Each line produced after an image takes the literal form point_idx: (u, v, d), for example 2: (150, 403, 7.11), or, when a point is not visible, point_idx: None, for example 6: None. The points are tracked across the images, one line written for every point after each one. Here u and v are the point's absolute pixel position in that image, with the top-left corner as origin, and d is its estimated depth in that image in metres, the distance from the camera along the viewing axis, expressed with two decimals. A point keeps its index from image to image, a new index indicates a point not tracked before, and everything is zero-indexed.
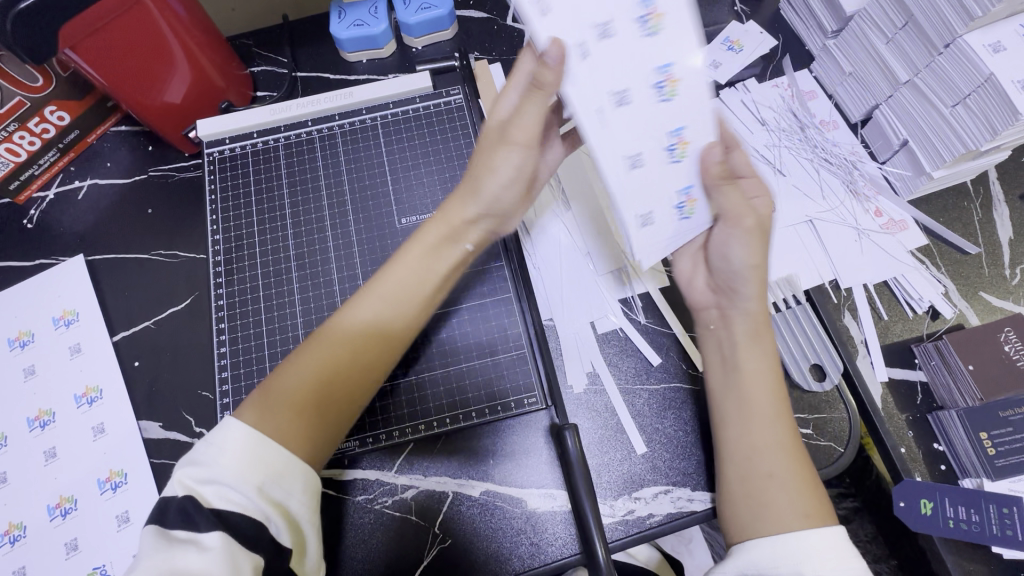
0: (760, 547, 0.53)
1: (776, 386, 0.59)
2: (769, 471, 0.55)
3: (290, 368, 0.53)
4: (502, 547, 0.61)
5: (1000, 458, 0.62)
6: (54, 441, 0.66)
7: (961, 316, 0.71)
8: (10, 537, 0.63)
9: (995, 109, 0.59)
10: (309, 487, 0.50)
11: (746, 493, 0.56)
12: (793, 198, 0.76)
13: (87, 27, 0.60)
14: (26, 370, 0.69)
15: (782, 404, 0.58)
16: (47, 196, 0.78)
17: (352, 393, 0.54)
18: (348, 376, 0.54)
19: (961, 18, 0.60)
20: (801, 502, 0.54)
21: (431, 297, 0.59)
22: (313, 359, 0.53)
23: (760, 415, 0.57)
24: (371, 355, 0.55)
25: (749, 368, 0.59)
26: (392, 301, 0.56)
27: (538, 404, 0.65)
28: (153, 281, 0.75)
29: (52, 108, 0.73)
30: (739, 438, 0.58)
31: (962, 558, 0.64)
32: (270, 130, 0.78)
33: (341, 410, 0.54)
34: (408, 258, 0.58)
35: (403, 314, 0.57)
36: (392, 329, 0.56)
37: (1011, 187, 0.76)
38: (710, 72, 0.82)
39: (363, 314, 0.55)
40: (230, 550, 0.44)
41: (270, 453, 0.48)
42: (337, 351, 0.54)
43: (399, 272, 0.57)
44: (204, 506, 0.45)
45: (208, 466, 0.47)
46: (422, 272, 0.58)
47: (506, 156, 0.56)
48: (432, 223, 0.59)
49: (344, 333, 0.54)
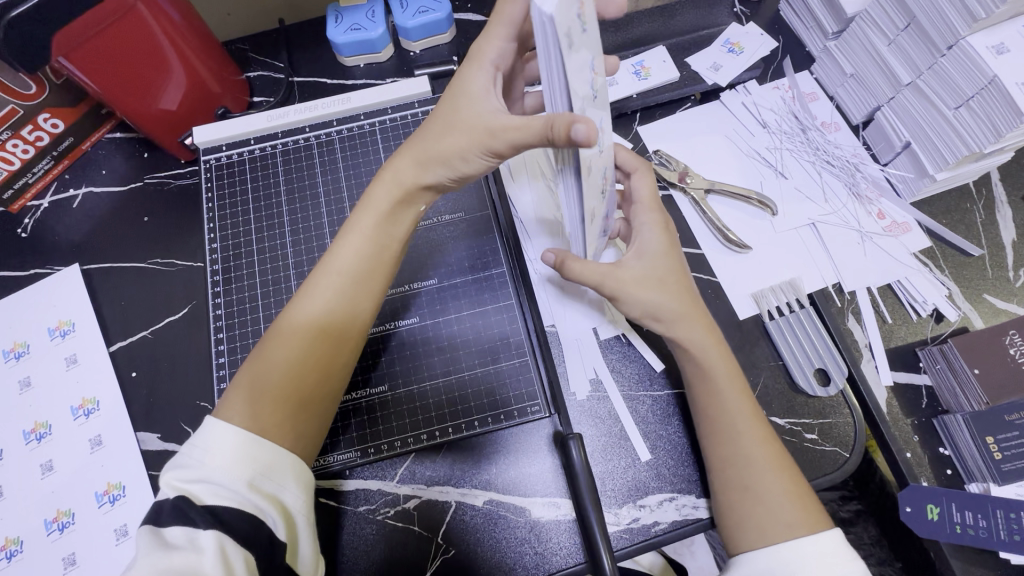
0: (757, 558, 0.53)
1: (744, 397, 0.58)
2: (745, 484, 0.55)
3: (257, 365, 0.52)
4: (507, 557, 0.61)
5: (1007, 462, 0.61)
6: (51, 454, 0.66)
7: (965, 318, 0.71)
8: (6, 552, 0.62)
9: (998, 110, 0.58)
10: (300, 477, 0.50)
11: (736, 502, 0.55)
12: (795, 201, 0.76)
13: (82, 35, 0.59)
14: (22, 383, 0.68)
15: (755, 416, 0.57)
16: (41, 205, 0.77)
17: (328, 377, 0.54)
18: (322, 359, 0.53)
19: (964, 19, 0.59)
20: (787, 511, 0.53)
21: (395, 266, 0.58)
22: (281, 350, 0.52)
23: (733, 426, 0.57)
24: (338, 332, 0.54)
25: (723, 371, 0.59)
26: (349, 277, 0.55)
27: (540, 413, 0.65)
28: (150, 290, 0.74)
29: (46, 115, 0.72)
30: (717, 449, 0.57)
31: (968, 563, 0.64)
32: (267, 136, 0.78)
33: (320, 397, 0.54)
34: (364, 233, 0.56)
35: (367, 288, 0.56)
36: (356, 303, 0.55)
37: (1014, 188, 0.76)
38: (711, 74, 0.81)
39: (318, 296, 0.54)
40: (226, 549, 0.43)
41: (261, 450, 0.48)
42: (304, 337, 0.53)
43: (357, 249, 0.56)
44: (197, 503, 0.45)
45: (197, 467, 0.46)
46: (381, 243, 0.57)
47: (481, 162, 0.55)
48: (382, 185, 0.57)
49: (310, 317, 0.54)
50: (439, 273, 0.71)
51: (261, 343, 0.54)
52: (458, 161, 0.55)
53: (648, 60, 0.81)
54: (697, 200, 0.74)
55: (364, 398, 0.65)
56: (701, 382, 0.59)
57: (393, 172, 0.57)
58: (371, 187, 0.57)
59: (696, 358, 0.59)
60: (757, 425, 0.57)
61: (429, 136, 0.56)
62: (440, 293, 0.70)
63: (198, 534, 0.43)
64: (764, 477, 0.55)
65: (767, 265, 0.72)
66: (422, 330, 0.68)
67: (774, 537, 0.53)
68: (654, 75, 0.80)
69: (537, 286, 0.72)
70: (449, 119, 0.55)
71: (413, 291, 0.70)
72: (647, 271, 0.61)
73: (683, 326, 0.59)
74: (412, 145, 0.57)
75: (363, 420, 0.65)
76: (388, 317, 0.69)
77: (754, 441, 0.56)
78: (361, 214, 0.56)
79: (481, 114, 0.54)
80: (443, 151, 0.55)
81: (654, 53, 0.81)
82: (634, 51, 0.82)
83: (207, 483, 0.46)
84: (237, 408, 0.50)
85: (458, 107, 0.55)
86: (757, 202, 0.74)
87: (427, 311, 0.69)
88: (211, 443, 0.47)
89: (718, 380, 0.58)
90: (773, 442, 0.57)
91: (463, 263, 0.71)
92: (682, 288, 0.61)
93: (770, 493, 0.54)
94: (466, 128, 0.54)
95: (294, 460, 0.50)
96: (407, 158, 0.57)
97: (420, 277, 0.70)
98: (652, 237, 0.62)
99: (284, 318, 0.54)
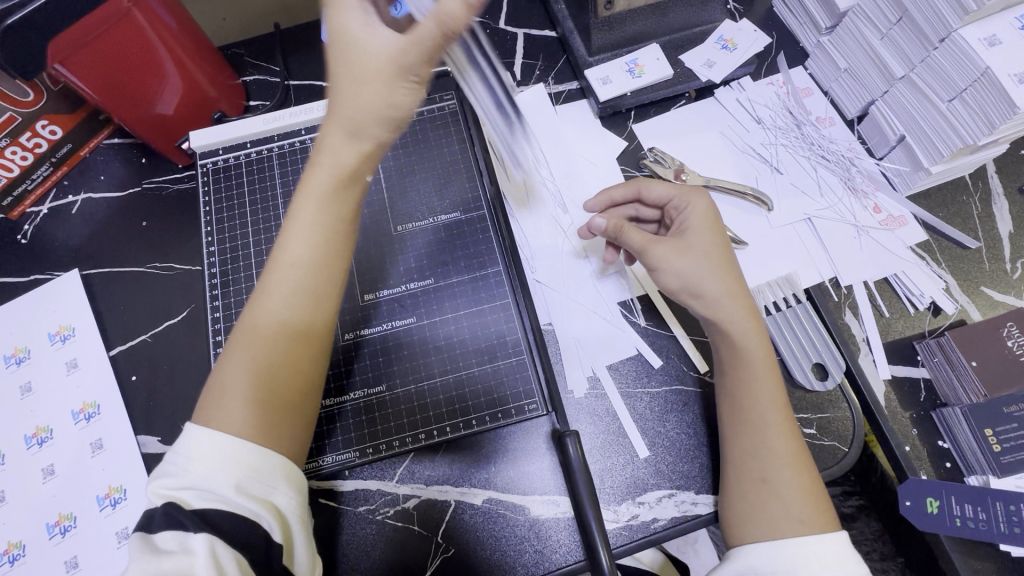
0: (759, 552, 0.53)
1: (778, 390, 0.59)
2: (762, 476, 0.56)
3: (228, 375, 0.50)
4: (507, 555, 0.61)
5: (1006, 454, 0.61)
6: (52, 458, 0.66)
7: (963, 311, 0.70)
8: (10, 556, 0.62)
9: (992, 102, 0.58)
10: (291, 478, 0.49)
11: (745, 496, 0.56)
12: (792, 197, 0.76)
13: (79, 42, 0.60)
14: (23, 388, 0.69)
15: (783, 408, 0.58)
16: (41, 211, 0.78)
17: (305, 374, 0.53)
18: (293, 353, 0.52)
19: (955, 12, 0.59)
20: (798, 506, 0.54)
21: (353, 244, 0.56)
22: (248, 356, 0.51)
23: (763, 418, 0.57)
24: (305, 325, 0.53)
25: (755, 364, 0.59)
26: (307, 272, 0.53)
27: (539, 410, 0.65)
28: (149, 294, 0.74)
29: (45, 121, 0.73)
30: (741, 440, 0.57)
31: (970, 557, 0.64)
32: (263, 139, 0.78)
33: (300, 393, 0.52)
34: (309, 222, 0.53)
35: (328, 276, 0.54)
36: (320, 298, 0.53)
37: (1010, 180, 0.76)
38: (704, 71, 0.80)
39: (278, 299, 0.52)
40: (217, 551, 0.43)
41: (248, 453, 0.47)
42: (269, 341, 0.51)
43: (307, 240, 0.53)
44: (186, 507, 0.45)
45: (185, 474, 0.46)
46: (333, 227, 0.54)
47: (405, 100, 0.52)
48: (320, 169, 0.53)
49: (275, 316, 0.52)
50: (436, 272, 0.71)
51: (228, 352, 0.52)
52: (387, 112, 0.51)
53: (641, 58, 0.80)
54: None
55: (361, 398, 0.65)
56: (738, 370, 0.60)
57: (328, 153, 0.53)
58: (308, 172, 0.53)
59: (738, 350, 0.60)
60: (784, 421, 0.58)
61: (343, 99, 0.51)
62: (435, 293, 0.70)
63: (189, 538, 0.43)
64: (782, 471, 0.55)
65: (762, 261, 0.72)
66: (420, 330, 0.68)
67: (779, 530, 0.54)
68: (648, 73, 0.79)
69: (532, 285, 0.72)
70: (375, 77, 0.50)
71: (410, 292, 0.70)
72: (700, 242, 0.64)
73: (721, 305, 0.61)
74: (334, 115, 0.52)
75: (361, 419, 0.65)
76: (385, 317, 0.68)
77: (780, 433, 0.57)
78: (301, 202, 0.53)
79: (384, 50, 0.50)
80: (376, 112, 0.51)
81: (648, 51, 0.80)
82: (627, 48, 0.81)
83: (196, 487, 0.46)
84: (216, 418, 0.49)
85: (354, 61, 0.51)
86: (752, 197, 0.74)
87: (424, 311, 0.69)
88: (195, 451, 0.47)
89: (757, 371, 0.59)
90: (798, 435, 0.58)
91: (461, 262, 0.71)
92: (726, 267, 0.63)
93: (784, 488, 0.55)
94: (383, 73, 0.50)
95: (283, 461, 0.49)
96: (336, 130, 0.52)
97: (419, 277, 0.70)
98: (696, 215, 0.66)
99: (245, 331, 0.52)
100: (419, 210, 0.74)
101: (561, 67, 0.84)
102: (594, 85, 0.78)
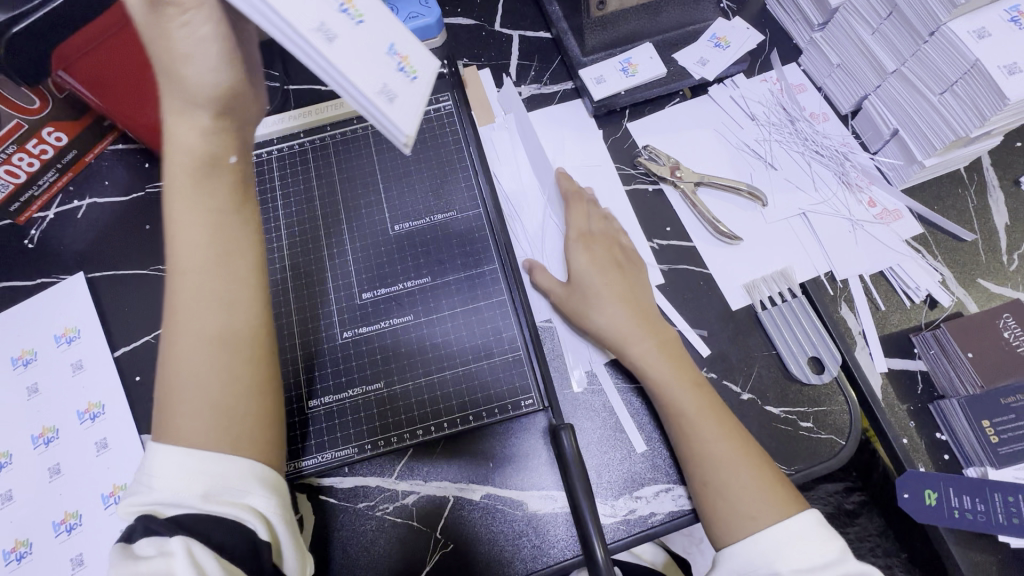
0: (736, 552, 0.54)
1: (701, 396, 0.61)
2: (703, 480, 0.57)
3: (167, 393, 0.50)
4: (505, 550, 0.61)
5: (1004, 445, 0.61)
6: (58, 458, 0.67)
7: (959, 303, 0.71)
8: (16, 554, 0.63)
9: (983, 94, 0.58)
10: (265, 479, 0.50)
11: (703, 495, 0.57)
12: (784, 191, 0.76)
13: (78, 52, 0.61)
14: (30, 389, 0.70)
15: (710, 414, 0.59)
16: (47, 216, 0.79)
17: (247, 375, 0.52)
18: (224, 355, 0.51)
19: (944, 5, 0.59)
20: (752, 501, 0.55)
21: (248, 227, 0.56)
22: (180, 369, 0.50)
23: (693, 423, 0.59)
24: (232, 325, 0.52)
25: (673, 376, 0.62)
26: (207, 275, 0.52)
27: (534, 406, 0.65)
28: (154, 296, 0.76)
29: (50, 128, 0.74)
30: (685, 447, 0.59)
31: (970, 549, 0.64)
32: (262, 143, 0.77)
33: (249, 395, 0.52)
34: (187, 219, 0.53)
35: (229, 267, 0.53)
36: (235, 300, 0.53)
37: (1005, 172, 0.76)
38: (697, 69, 0.81)
39: (188, 305, 0.52)
40: (194, 551, 0.43)
41: (209, 463, 0.47)
42: (198, 349, 0.51)
43: (196, 236, 0.53)
44: (159, 516, 0.46)
45: (146, 492, 0.47)
46: (207, 216, 0.53)
47: (192, 43, 0.47)
48: (175, 162, 0.53)
49: (195, 324, 0.51)
50: (433, 271, 0.71)
51: (162, 372, 0.51)
52: (191, 70, 0.49)
53: (635, 58, 0.81)
54: (687, 192, 0.75)
55: (364, 395, 0.66)
56: (656, 388, 0.62)
57: (178, 145, 0.53)
58: (166, 171, 0.54)
59: (647, 375, 0.62)
60: (724, 426, 0.59)
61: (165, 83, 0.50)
62: (432, 291, 0.70)
63: (167, 541, 0.44)
64: (733, 475, 0.56)
65: (758, 256, 0.73)
66: (416, 329, 0.69)
67: (743, 529, 0.55)
68: (641, 72, 0.80)
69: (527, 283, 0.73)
70: (152, 35, 0.47)
71: (405, 291, 0.70)
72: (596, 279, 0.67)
73: (614, 318, 0.65)
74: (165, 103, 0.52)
75: (361, 415, 0.65)
76: (382, 315, 0.69)
77: (712, 423, 0.59)
78: (172, 202, 0.53)
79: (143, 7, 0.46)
80: (186, 79, 0.49)
81: (641, 51, 0.81)
82: (620, 49, 0.82)
83: (164, 499, 0.46)
84: (173, 434, 0.49)
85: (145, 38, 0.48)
86: (747, 193, 0.75)
87: (421, 309, 0.70)
88: (155, 467, 0.47)
89: (675, 380, 0.61)
90: (730, 424, 0.60)
91: (455, 260, 0.72)
92: (625, 284, 0.68)
93: (741, 487, 0.56)
94: (151, 24, 0.47)
95: (251, 466, 0.49)
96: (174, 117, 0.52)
97: (414, 276, 0.71)
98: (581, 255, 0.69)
99: (168, 349, 0.52)
100: (415, 210, 0.75)
101: (555, 68, 0.85)
102: (589, 84, 0.80)
